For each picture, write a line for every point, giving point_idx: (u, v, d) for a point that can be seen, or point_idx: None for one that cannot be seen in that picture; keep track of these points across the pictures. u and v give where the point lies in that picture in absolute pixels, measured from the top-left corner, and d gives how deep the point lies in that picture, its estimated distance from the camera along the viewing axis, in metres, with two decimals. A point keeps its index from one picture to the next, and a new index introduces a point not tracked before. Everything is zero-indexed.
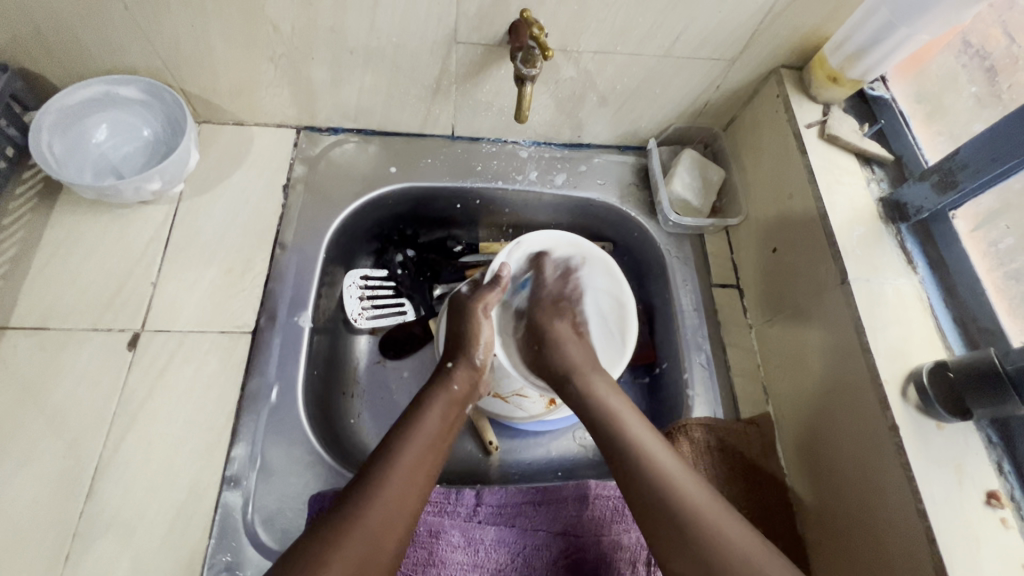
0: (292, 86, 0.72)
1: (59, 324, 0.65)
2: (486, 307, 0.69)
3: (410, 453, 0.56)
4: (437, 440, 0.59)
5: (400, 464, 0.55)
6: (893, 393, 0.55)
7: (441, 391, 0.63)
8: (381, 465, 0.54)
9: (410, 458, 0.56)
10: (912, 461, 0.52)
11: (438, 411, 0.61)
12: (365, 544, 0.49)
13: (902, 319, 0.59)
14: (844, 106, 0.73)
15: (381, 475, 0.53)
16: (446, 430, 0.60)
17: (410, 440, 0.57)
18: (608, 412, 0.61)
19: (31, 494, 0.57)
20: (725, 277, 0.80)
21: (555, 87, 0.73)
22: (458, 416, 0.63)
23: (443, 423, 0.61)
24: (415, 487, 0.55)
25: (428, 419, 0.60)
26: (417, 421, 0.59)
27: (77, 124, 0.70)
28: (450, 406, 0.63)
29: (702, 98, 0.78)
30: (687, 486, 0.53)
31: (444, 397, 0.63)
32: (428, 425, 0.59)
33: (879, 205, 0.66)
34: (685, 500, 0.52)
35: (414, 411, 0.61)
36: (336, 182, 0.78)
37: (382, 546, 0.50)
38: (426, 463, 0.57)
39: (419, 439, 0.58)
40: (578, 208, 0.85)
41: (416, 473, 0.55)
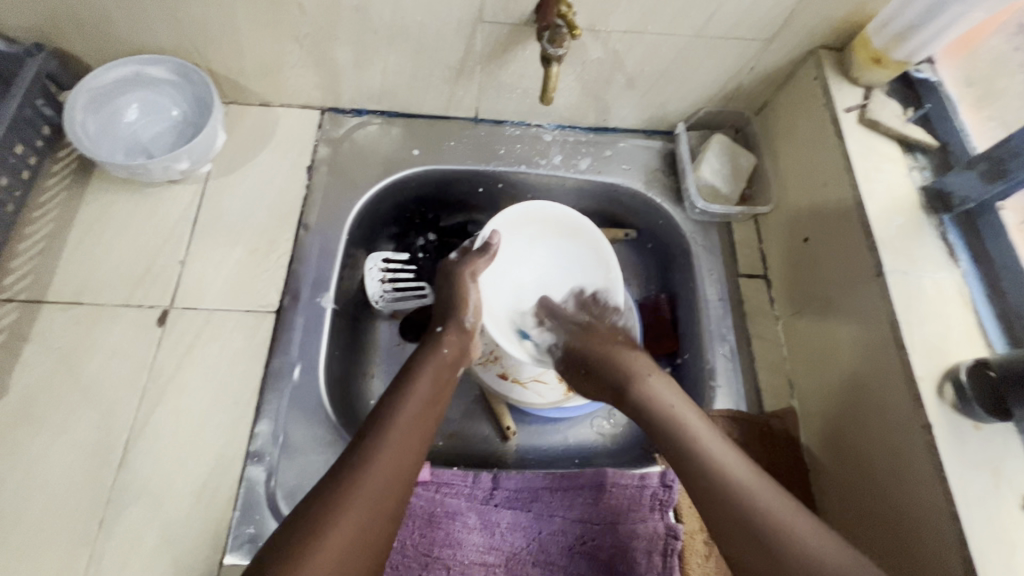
0: (317, 67, 0.72)
1: (92, 298, 0.67)
2: (474, 274, 0.69)
3: (401, 418, 0.56)
4: (430, 402, 0.59)
5: (393, 425, 0.55)
6: (928, 391, 0.53)
7: (433, 354, 0.63)
8: (373, 430, 0.55)
9: (403, 420, 0.56)
10: (946, 462, 0.50)
11: (431, 375, 0.61)
12: (364, 503, 0.50)
13: (940, 314, 0.56)
14: (887, 90, 0.69)
15: (374, 440, 0.54)
16: (437, 395, 0.61)
17: (404, 407, 0.57)
18: (643, 395, 0.61)
19: (67, 460, 0.60)
20: (753, 268, 0.78)
21: (581, 68, 0.71)
22: (450, 381, 0.63)
23: (435, 385, 0.61)
24: (409, 448, 0.55)
25: (422, 383, 0.60)
26: (408, 386, 0.59)
27: (110, 104, 0.72)
28: (441, 369, 0.63)
29: (735, 81, 0.75)
30: (706, 440, 0.56)
31: (434, 360, 0.63)
32: (422, 388, 0.60)
33: (921, 194, 0.63)
34: (707, 456, 0.55)
35: (405, 375, 0.61)
36: (359, 164, 0.78)
37: (380, 506, 0.51)
38: (419, 425, 0.57)
39: (410, 404, 0.58)
40: (602, 194, 0.84)
41: (407, 437, 0.56)
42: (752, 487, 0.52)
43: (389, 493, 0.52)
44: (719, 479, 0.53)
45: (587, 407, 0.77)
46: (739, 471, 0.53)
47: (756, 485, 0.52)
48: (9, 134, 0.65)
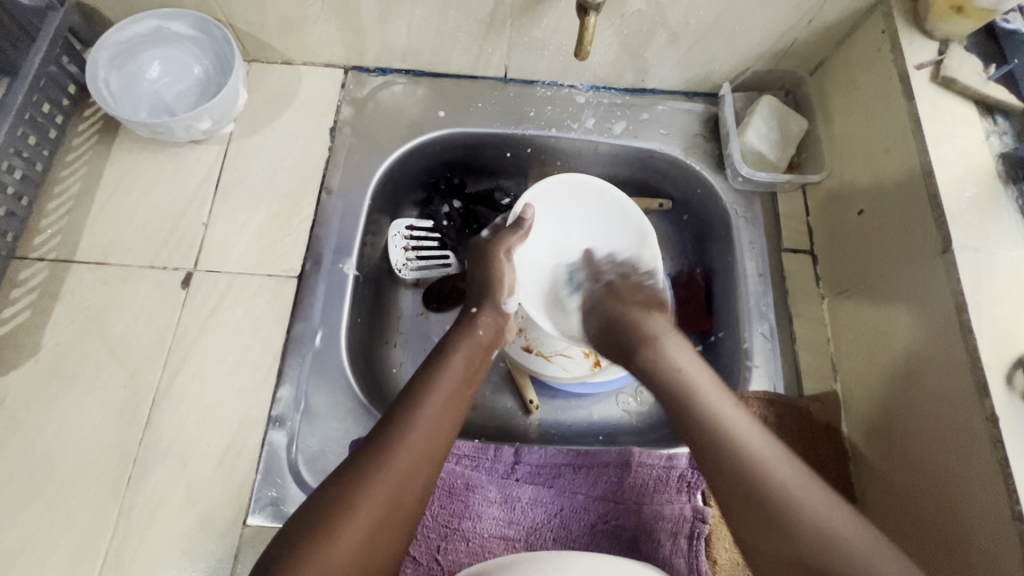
0: (340, 21, 0.69)
1: (118, 259, 0.67)
2: (508, 251, 0.66)
3: (433, 401, 0.55)
4: (462, 386, 0.58)
5: (422, 408, 0.54)
6: (996, 378, 0.48)
7: (466, 336, 0.62)
8: (404, 412, 0.53)
9: (433, 403, 0.55)
10: (1013, 457, 0.46)
11: (463, 358, 0.60)
12: (389, 486, 0.49)
13: (1016, 295, 0.51)
14: (966, 43, 0.61)
15: (405, 422, 0.53)
16: (470, 377, 0.59)
17: (435, 388, 0.56)
18: (685, 390, 0.56)
19: (97, 418, 0.61)
20: (798, 242, 0.72)
21: (620, 21, 0.66)
22: (483, 365, 0.61)
23: (466, 369, 0.59)
24: (439, 434, 0.54)
25: (453, 365, 0.59)
26: (441, 368, 0.58)
27: (132, 60, 0.70)
28: (474, 351, 0.61)
29: (789, 36, 0.68)
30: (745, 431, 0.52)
31: (469, 342, 0.61)
32: (454, 371, 0.58)
33: (999, 162, 0.57)
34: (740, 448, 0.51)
35: (437, 357, 0.59)
36: (383, 126, 0.75)
37: (405, 490, 0.50)
38: (448, 410, 0.55)
39: (443, 385, 0.56)
40: (638, 161, 0.79)
41: (439, 422, 0.54)
42: (803, 500, 0.48)
43: (413, 481, 0.51)
44: (763, 491, 0.48)
45: (612, 383, 0.75)
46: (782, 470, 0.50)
47: (790, 484, 0.48)
48: (35, 91, 0.65)
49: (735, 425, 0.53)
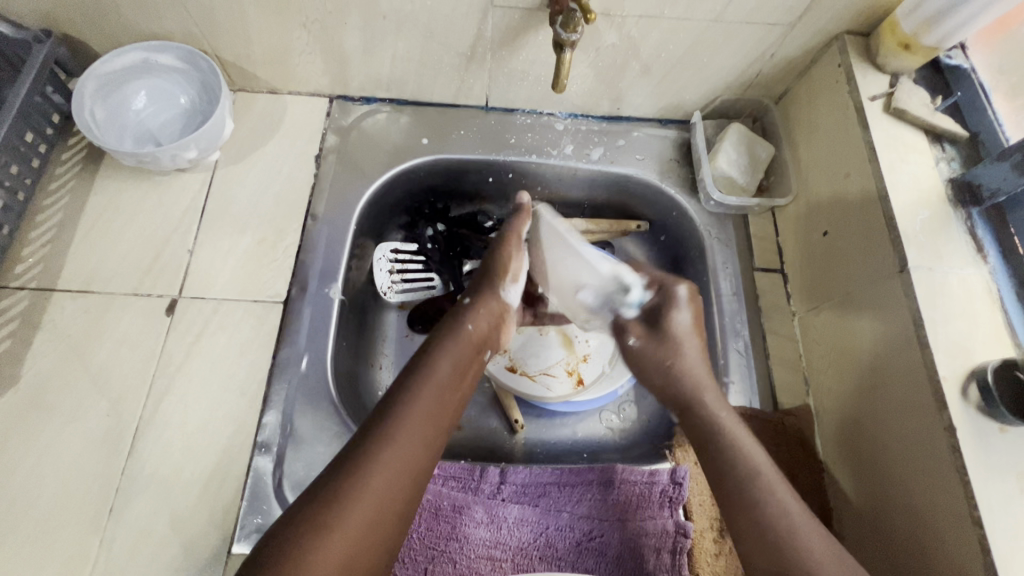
0: (325, 53, 0.71)
1: (101, 287, 0.67)
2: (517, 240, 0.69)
3: (421, 402, 0.54)
4: (450, 385, 0.57)
5: (406, 410, 0.53)
6: (952, 391, 0.51)
7: (455, 332, 0.61)
8: (388, 416, 0.52)
9: (420, 403, 0.54)
10: (970, 466, 0.49)
11: (452, 358, 0.59)
12: (374, 493, 0.48)
13: (967, 312, 0.54)
14: (914, 76, 0.66)
15: (388, 428, 0.51)
16: (459, 376, 0.58)
17: (421, 389, 0.55)
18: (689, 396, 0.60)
19: (78, 447, 0.60)
20: (769, 262, 0.76)
21: (595, 55, 0.69)
22: (473, 362, 0.61)
23: (455, 366, 0.59)
24: (424, 437, 0.53)
25: (440, 364, 0.57)
26: (430, 367, 0.57)
27: (118, 91, 0.71)
28: (465, 350, 0.60)
29: (754, 68, 0.73)
30: (780, 492, 0.52)
31: (458, 338, 0.60)
32: (441, 371, 0.57)
33: (948, 186, 0.61)
34: (758, 491, 0.52)
35: (422, 356, 0.58)
36: (367, 153, 0.77)
37: (390, 497, 0.49)
38: (433, 409, 0.54)
39: (430, 386, 0.55)
40: (616, 185, 0.82)
41: (426, 423, 0.53)
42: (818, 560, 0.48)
43: (398, 485, 0.50)
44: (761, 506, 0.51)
45: (595, 401, 0.76)
46: (794, 517, 0.50)
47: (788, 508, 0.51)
48: (19, 122, 0.65)
49: (776, 489, 0.52)
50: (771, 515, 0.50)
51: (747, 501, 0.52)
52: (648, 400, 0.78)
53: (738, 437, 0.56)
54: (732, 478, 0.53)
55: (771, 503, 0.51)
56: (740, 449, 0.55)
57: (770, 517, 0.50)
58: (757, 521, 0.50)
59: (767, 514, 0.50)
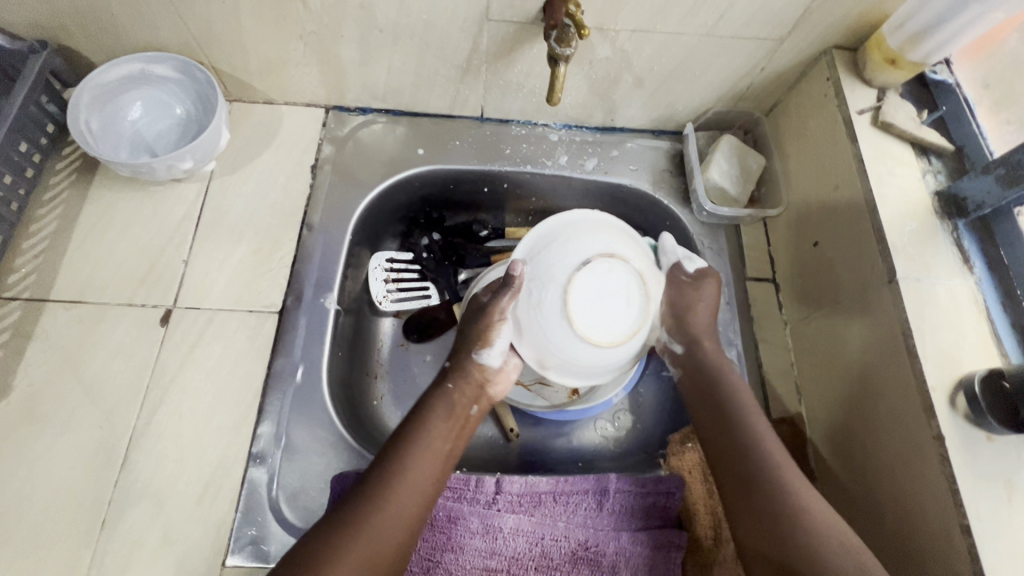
0: (322, 65, 0.71)
1: (95, 298, 0.67)
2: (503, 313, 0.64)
3: (409, 464, 0.55)
4: (440, 443, 0.58)
5: (395, 470, 0.55)
6: (940, 400, 0.52)
7: (447, 393, 0.62)
8: (375, 479, 0.54)
9: (408, 464, 0.55)
10: (959, 474, 0.49)
11: (442, 419, 0.60)
12: (362, 549, 0.50)
13: (954, 322, 0.55)
14: (901, 91, 0.68)
15: (374, 491, 0.53)
16: (450, 437, 0.59)
17: (410, 451, 0.56)
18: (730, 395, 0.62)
19: (70, 459, 0.60)
20: (761, 271, 0.76)
21: (589, 67, 0.70)
22: (466, 420, 0.62)
23: (445, 426, 0.59)
24: (413, 497, 0.54)
25: (430, 425, 0.59)
26: (419, 428, 0.58)
27: (114, 101, 0.71)
28: (455, 409, 0.61)
29: (745, 81, 0.74)
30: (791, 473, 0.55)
31: (447, 400, 0.61)
32: (431, 430, 0.58)
33: (935, 199, 0.62)
34: (778, 470, 0.55)
35: (413, 416, 0.60)
36: (363, 163, 0.78)
37: (379, 554, 0.51)
38: (423, 469, 0.56)
39: (419, 449, 0.57)
40: (610, 195, 0.82)
41: (413, 486, 0.55)
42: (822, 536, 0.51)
43: (388, 542, 0.51)
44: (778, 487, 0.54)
45: (591, 410, 0.76)
46: (809, 499, 0.53)
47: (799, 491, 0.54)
48: (14, 133, 0.65)
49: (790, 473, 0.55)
50: (786, 490, 0.54)
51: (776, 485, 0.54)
52: (642, 410, 0.79)
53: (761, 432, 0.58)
54: (755, 454, 0.57)
55: (790, 474, 0.55)
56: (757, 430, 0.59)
57: (788, 495, 0.54)
58: (773, 493, 0.54)
59: (790, 492, 0.54)
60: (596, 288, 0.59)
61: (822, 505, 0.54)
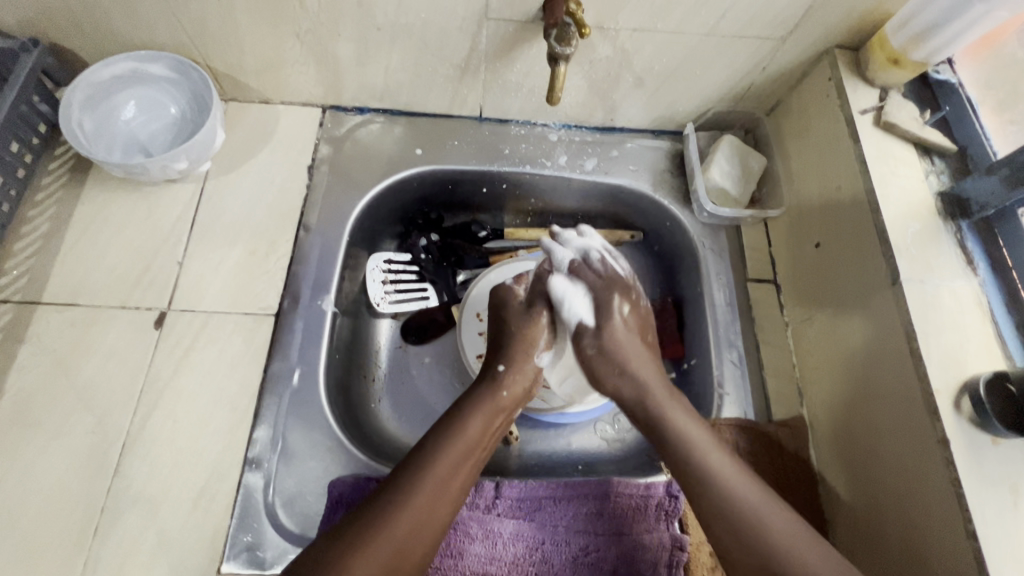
0: (319, 64, 0.70)
1: (88, 300, 0.66)
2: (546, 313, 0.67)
3: (448, 456, 0.56)
4: (479, 446, 0.59)
5: (435, 469, 0.55)
6: (945, 404, 0.51)
7: (489, 395, 0.62)
8: (414, 468, 0.54)
9: (448, 465, 0.55)
10: (964, 478, 0.49)
11: (483, 416, 0.60)
12: (394, 545, 0.50)
13: (958, 325, 0.55)
14: (903, 90, 0.67)
15: (412, 479, 0.54)
16: (487, 436, 0.60)
17: (450, 445, 0.57)
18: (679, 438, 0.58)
19: (62, 465, 0.59)
20: (762, 272, 0.76)
21: (589, 67, 0.70)
22: (503, 421, 0.62)
23: (485, 429, 0.60)
24: (446, 490, 0.55)
25: (472, 426, 0.59)
26: (461, 423, 0.59)
27: (107, 100, 0.70)
28: (497, 410, 0.62)
29: (746, 81, 0.73)
30: (742, 491, 0.54)
31: (489, 402, 0.61)
32: (473, 431, 0.59)
33: (938, 200, 0.62)
34: (733, 491, 0.53)
35: (457, 415, 0.60)
36: (361, 164, 0.77)
37: (410, 551, 0.51)
38: (460, 471, 0.56)
39: (460, 443, 0.57)
40: (609, 196, 0.82)
41: (449, 480, 0.55)
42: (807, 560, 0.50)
43: (419, 541, 0.52)
44: (728, 509, 0.53)
45: (591, 412, 0.75)
46: (772, 520, 0.52)
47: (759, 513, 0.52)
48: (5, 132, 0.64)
49: (738, 494, 0.53)
50: (748, 508, 0.53)
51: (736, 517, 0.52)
52: None
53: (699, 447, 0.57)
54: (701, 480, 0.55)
55: (741, 494, 0.53)
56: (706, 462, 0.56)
57: (744, 517, 0.52)
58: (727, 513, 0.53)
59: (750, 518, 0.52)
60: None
61: (784, 520, 0.52)
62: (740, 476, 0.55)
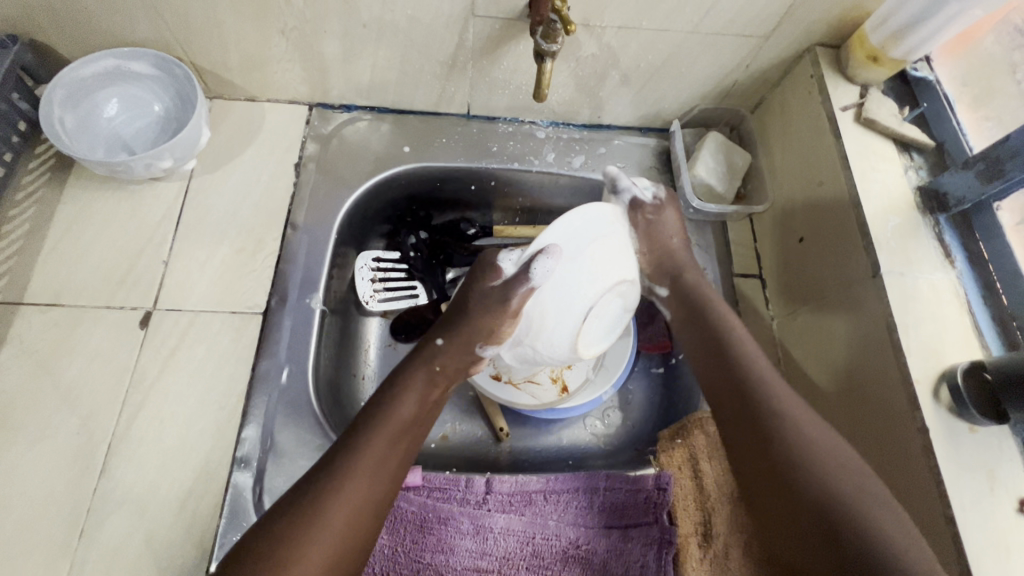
0: (304, 61, 0.70)
1: (71, 301, 0.65)
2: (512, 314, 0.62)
3: (382, 441, 0.55)
4: (413, 419, 0.59)
5: (367, 454, 0.54)
6: (925, 393, 0.53)
7: (423, 368, 0.62)
8: (347, 455, 0.54)
9: (384, 440, 0.56)
10: (942, 465, 0.50)
11: (414, 396, 0.60)
12: (338, 521, 0.51)
13: (936, 316, 0.56)
14: (882, 88, 0.69)
15: (346, 467, 0.53)
16: (421, 413, 0.60)
17: (382, 428, 0.56)
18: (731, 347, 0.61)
19: (47, 467, 0.58)
20: (748, 267, 0.77)
21: (575, 64, 0.70)
22: (436, 396, 0.62)
23: (419, 406, 0.60)
24: (385, 474, 0.54)
25: (406, 401, 0.59)
26: (393, 406, 0.58)
27: (88, 98, 0.69)
28: (428, 389, 0.62)
29: (730, 78, 0.74)
30: (783, 395, 0.56)
31: (424, 374, 0.62)
32: (407, 405, 0.59)
33: (916, 194, 0.63)
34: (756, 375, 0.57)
35: (389, 391, 0.60)
36: (348, 161, 0.76)
37: (353, 530, 0.51)
38: (395, 451, 0.56)
39: (392, 425, 0.57)
40: (598, 192, 0.82)
41: (387, 463, 0.55)
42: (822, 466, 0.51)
43: (363, 512, 0.52)
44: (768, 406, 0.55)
45: (581, 410, 0.75)
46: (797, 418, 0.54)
47: (796, 416, 0.54)
48: None
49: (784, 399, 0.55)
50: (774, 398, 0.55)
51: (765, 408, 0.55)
52: (631, 407, 0.79)
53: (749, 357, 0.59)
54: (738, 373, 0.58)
55: (795, 423, 0.54)
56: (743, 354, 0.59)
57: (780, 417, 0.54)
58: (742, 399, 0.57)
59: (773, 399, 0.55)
60: (600, 315, 0.62)
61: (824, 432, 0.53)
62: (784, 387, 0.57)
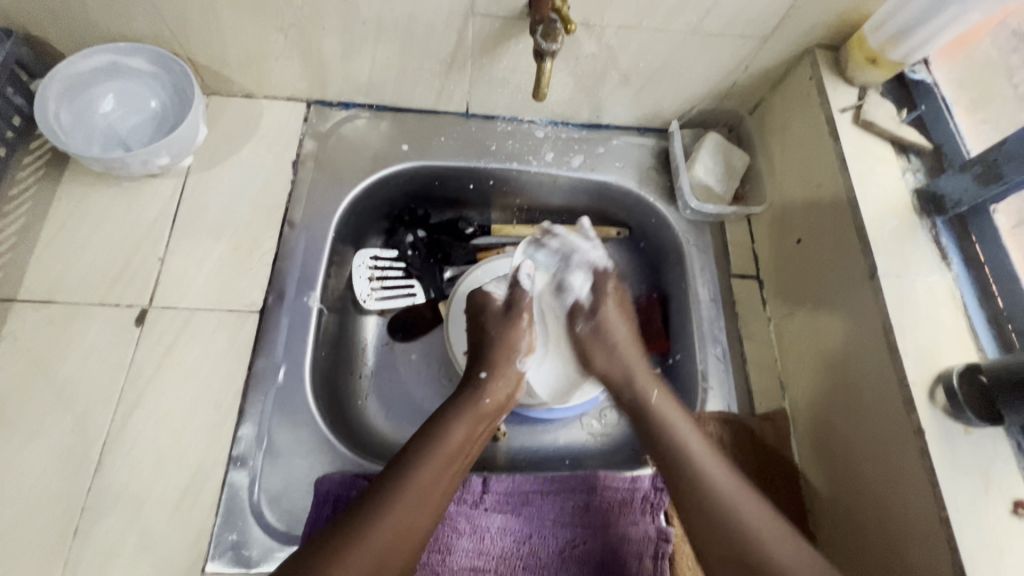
0: (303, 57, 0.69)
1: (66, 298, 0.64)
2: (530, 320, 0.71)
3: (430, 468, 0.56)
4: (462, 454, 0.59)
5: (416, 480, 0.55)
6: (920, 394, 0.53)
7: (471, 403, 0.63)
8: (394, 479, 0.54)
9: (434, 470, 0.56)
10: (937, 467, 0.51)
11: (464, 426, 0.60)
12: (376, 550, 0.50)
13: (933, 317, 0.57)
14: (881, 89, 0.69)
15: (393, 492, 0.53)
16: (470, 444, 0.60)
17: (431, 458, 0.56)
18: (674, 439, 0.60)
19: (42, 464, 0.58)
20: (745, 268, 0.77)
21: (575, 63, 0.70)
22: (486, 429, 0.63)
23: (467, 436, 0.60)
24: (428, 501, 0.54)
25: (453, 434, 0.59)
26: (443, 435, 0.59)
27: (84, 93, 0.69)
28: (479, 420, 0.62)
29: (729, 79, 0.74)
30: (744, 499, 0.55)
31: (475, 407, 0.63)
32: (455, 440, 0.59)
33: (914, 196, 0.63)
34: (720, 493, 0.55)
35: (437, 423, 0.60)
36: (347, 158, 0.76)
37: (392, 556, 0.51)
38: (443, 478, 0.56)
39: (440, 453, 0.57)
40: (596, 192, 0.82)
41: (432, 490, 0.55)
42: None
43: (401, 546, 0.52)
44: (716, 506, 0.54)
45: (578, 409, 0.75)
46: (751, 516, 0.53)
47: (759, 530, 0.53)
48: None
49: (731, 496, 0.55)
50: (724, 501, 0.55)
51: (721, 508, 0.54)
52: None
53: (694, 451, 0.58)
54: (700, 492, 0.56)
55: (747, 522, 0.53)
56: (695, 456, 0.58)
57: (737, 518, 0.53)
58: (714, 514, 0.54)
59: (742, 528, 0.53)
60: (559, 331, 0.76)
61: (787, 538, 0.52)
62: (737, 486, 0.56)
